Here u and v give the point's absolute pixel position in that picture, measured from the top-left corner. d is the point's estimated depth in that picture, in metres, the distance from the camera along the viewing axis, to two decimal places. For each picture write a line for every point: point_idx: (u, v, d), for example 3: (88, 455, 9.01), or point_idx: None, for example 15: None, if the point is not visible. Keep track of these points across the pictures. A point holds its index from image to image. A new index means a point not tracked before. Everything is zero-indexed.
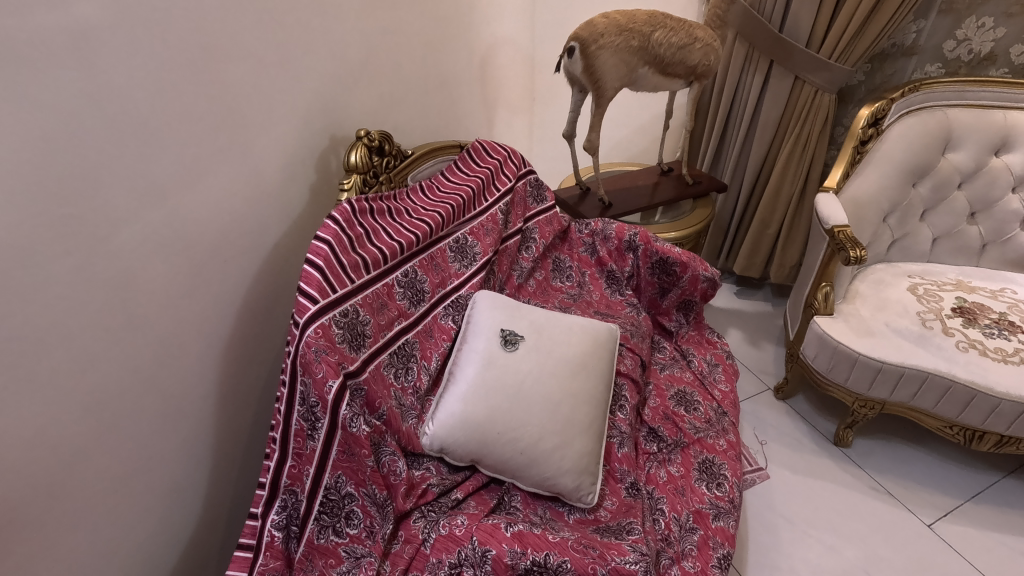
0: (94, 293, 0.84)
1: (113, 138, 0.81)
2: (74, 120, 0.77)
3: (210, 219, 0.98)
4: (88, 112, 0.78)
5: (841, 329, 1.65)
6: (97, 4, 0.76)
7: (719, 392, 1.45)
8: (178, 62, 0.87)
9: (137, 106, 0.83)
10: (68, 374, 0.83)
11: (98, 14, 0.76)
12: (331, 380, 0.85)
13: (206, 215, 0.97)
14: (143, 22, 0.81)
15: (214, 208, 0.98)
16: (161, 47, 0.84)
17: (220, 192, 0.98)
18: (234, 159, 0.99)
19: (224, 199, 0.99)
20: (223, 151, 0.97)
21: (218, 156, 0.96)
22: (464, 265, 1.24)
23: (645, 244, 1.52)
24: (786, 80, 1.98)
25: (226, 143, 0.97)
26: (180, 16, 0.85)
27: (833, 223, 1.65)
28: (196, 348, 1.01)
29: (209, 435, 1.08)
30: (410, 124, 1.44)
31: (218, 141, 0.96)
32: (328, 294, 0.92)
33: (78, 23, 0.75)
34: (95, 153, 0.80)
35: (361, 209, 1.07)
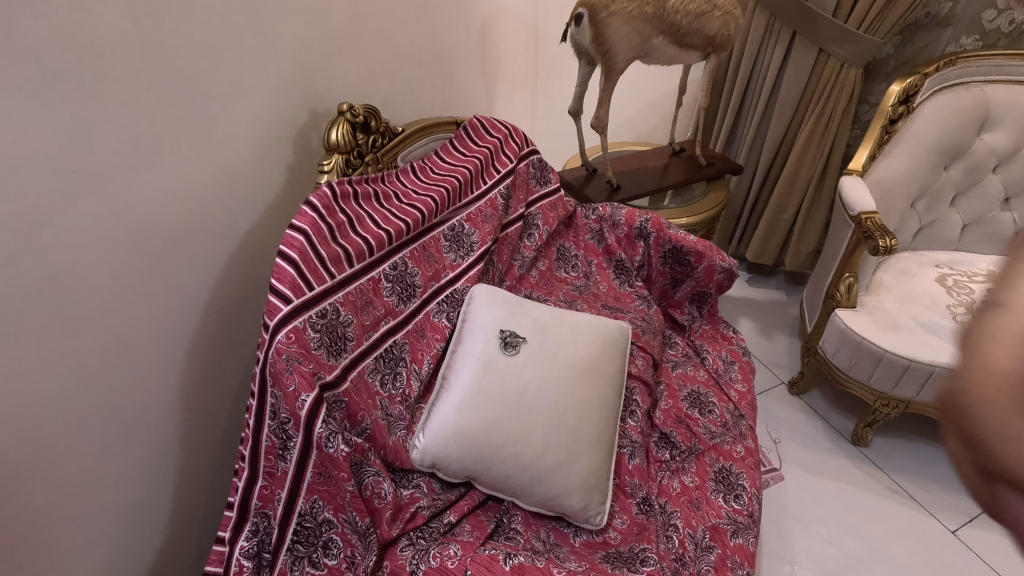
0: (25, 292, 0.72)
1: (45, 110, 0.69)
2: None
3: (169, 205, 0.85)
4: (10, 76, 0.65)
5: (865, 323, 1.54)
6: None
7: (735, 393, 1.34)
8: (122, 23, 0.73)
9: (75, 71, 0.70)
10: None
11: None
12: (304, 394, 0.74)
13: (165, 200, 0.84)
14: None
15: (174, 192, 0.85)
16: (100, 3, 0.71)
17: (180, 174, 0.85)
18: (198, 136, 0.86)
19: (186, 182, 0.86)
20: (183, 127, 0.84)
21: (178, 133, 0.83)
22: (460, 256, 1.12)
23: (657, 231, 1.41)
24: (809, 53, 1.84)
25: (187, 118, 0.84)
26: None
27: (859, 210, 1.53)
28: (154, 352, 0.89)
29: (174, 445, 0.97)
30: (401, 98, 1.30)
31: (178, 115, 0.83)
32: (303, 292, 0.81)
33: None
34: (17, 130, 0.67)
35: (343, 193, 0.95)
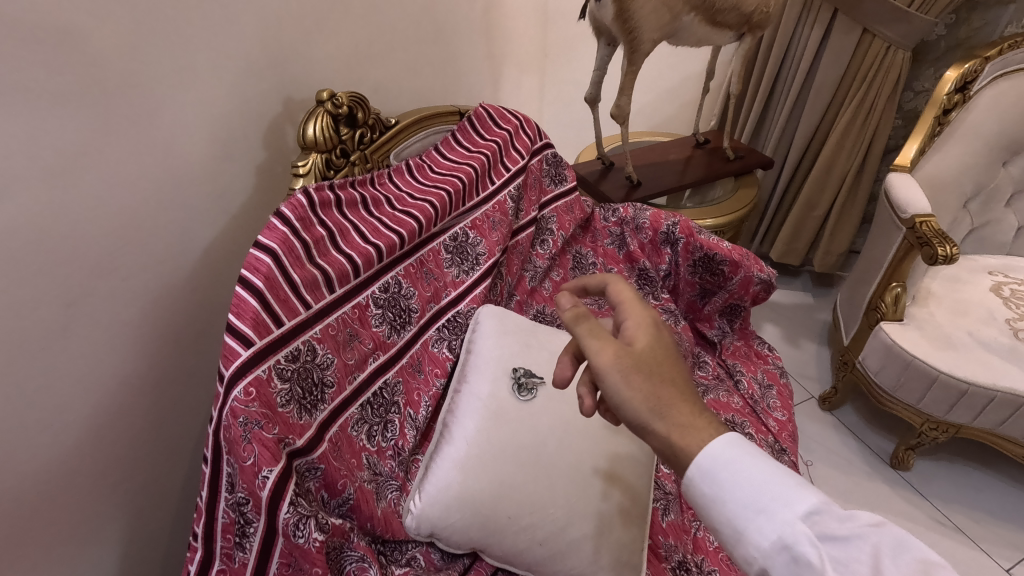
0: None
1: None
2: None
3: (100, 217, 0.67)
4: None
5: (916, 339, 1.38)
6: None
7: (774, 423, 1.18)
8: None
9: None
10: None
11: None
12: (265, 469, 0.58)
13: (94, 212, 0.66)
14: None
15: (106, 201, 0.67)
16: None
17: (114, 178, 0.67)
18: (135, 130, 0.68)
19: (122, 188, 0.69)
20: (115, 118, 0.66)
21: (109, 126, 0.66)
22: (464, 270, 0.96)
23: (687, 237, 1.24)
24: (851, 34, 1.65)
25: (120, 107, 0.66)
26: None
27: (912, 212, 1.36)
28: (91, 404, 0.71)
29: (122, 510, 0.79)
30: (394, 82, 1.12)
31: (105, 102, 0.65)
32: (268, 331, 0.64)
33: None
34: None
35: (322, 200, 0.77)
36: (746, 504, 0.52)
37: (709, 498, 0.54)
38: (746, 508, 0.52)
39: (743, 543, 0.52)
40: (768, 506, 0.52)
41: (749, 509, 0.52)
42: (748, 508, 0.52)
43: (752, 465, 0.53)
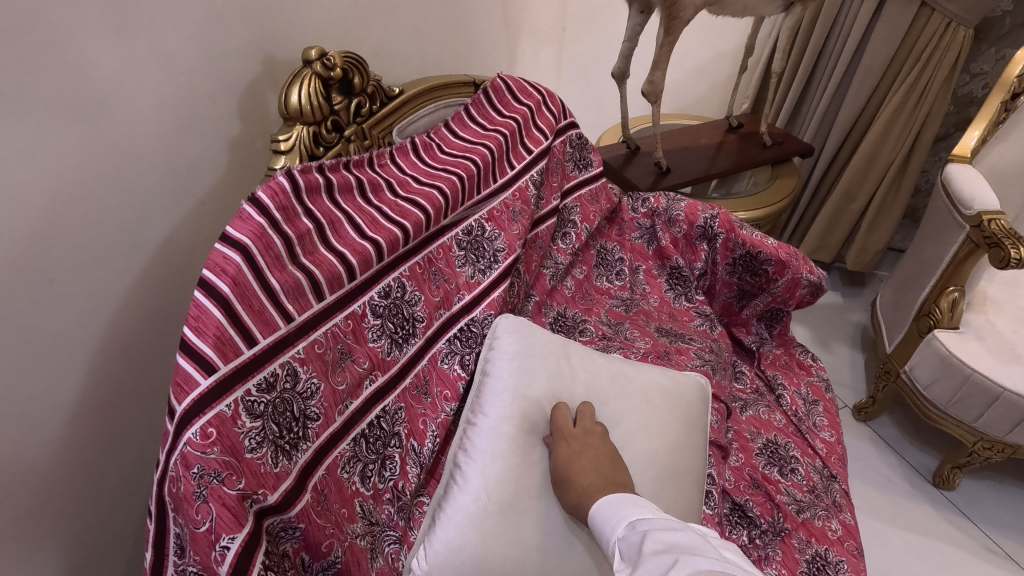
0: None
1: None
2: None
3: (18, 197, 0.53)
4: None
5: (975, 350, 1.24)
6: None
7: (823, 445, 1.05)
8: None
9: None
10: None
11: None
12: (226, 537, 0.45)
13: (9, 191, 0.52)
14: None
15: (26, 176, 0.53)
16: None
17: (34, 150, 0.53)
18: (59, 87, 0.54)
19: (46, 162, 0.54)
20: (29, 70, 0.51)
21: (22, 80, 0.51)
22: (479, 270, 0.82)
23: (727, 232, 1.10)
24: (907, 8, 1.49)
25: (42, 57, 0.52)
26: None
27: (979, 208, 1.21)
28: (19, 429, 0.58)
29: (64, 551, 0.66)
30: (397, 46, 0.97)
31: (20, 49, 0.50)
32: (235, 352, 0.50)
33: None
34: None
35: (309, 185, 0.62)
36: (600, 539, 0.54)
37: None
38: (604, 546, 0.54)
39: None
40: (606, 530, 0.53)
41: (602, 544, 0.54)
42: (598, 540, 0.54)
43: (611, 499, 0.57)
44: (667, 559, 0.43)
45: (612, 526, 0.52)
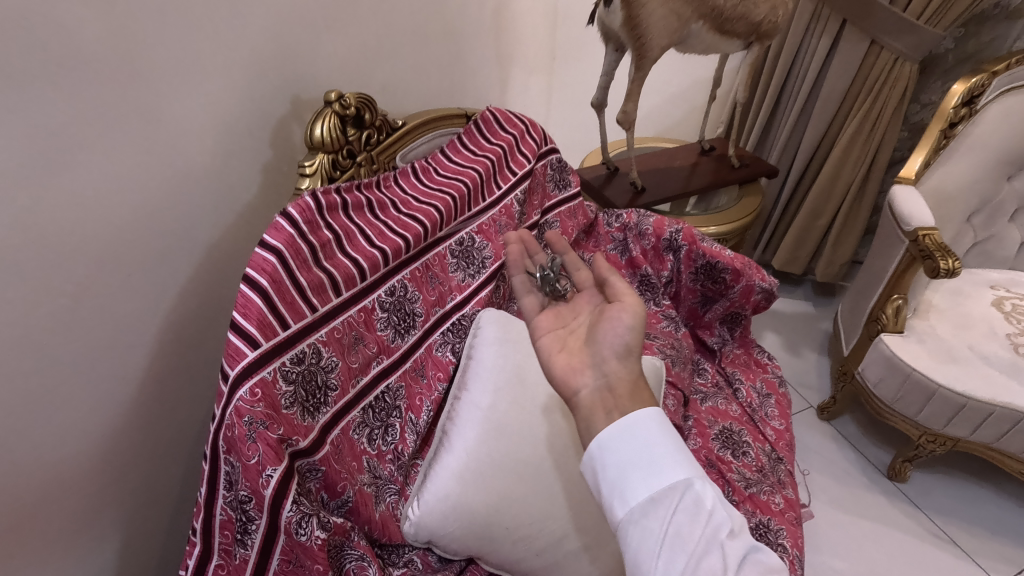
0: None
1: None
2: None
3: (106, 212, 0.68)
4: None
5: (916, 352, 1.38)
6: None
7: (772, 432, 1.18)
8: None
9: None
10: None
11: None
12: (269, 468, 0.59)
13: (99, 207, 0.67)
14: None
15: (113, 195, 0.68)
16: None
17: (120, 176, 0.68)
18: (137, 126, 0.68)
19: (128, 185, 0.69)
20: (119, 115, 0.66)
21: (113, 123, 0.66)
22: (469, 275, 0.97)
23: (689, 244, 1.24)
24: (859, 45, 1.65)
25: (128, 105, 0.67)
26: None
27: (916, 225, 1.36)
28: (98, 397, 0.72)
29: (123, 503, 0.80)
30: (400, 84, 1.13)
31: (114, 101, 0.66)
32: (274, 332, 0.65)
33: None
34: None
35: (329, 204, 0.77)
36: (620, 448, 0.57)
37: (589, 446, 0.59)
38: (617, 451, 0.56)
39: (601, 486, 0.57)
40: (649, 455, 0.55)
41: (617, 450, 0.56)
42: (628, 446, 0.56)
43: (643, 411, 0.59)
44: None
45: (655, 462, 0.55)
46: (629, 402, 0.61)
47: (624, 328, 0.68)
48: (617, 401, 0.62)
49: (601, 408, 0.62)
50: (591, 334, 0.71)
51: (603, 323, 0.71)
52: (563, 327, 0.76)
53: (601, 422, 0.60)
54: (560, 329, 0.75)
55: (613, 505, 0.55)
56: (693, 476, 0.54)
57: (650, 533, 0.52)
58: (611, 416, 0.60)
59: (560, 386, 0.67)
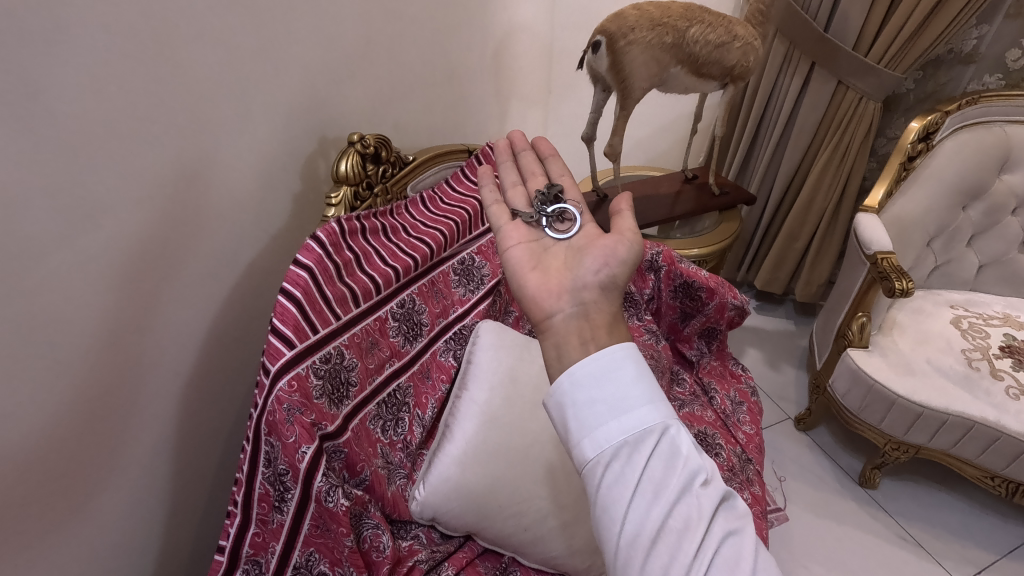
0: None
1: (24, 142, 0.64)
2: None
3: (170, 236, 0.84)
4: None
5: (878, 365, 1.51)
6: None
7: (743, 435, 1.30)
8: (141, 65, 0.73)
9: (95, 112, 0.70)
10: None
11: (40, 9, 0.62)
12: (304, 445, 0.72)
13: (165, 231, 0.83)
14: (94, 10, 0.67)
15: (176, 223, 0.84)
16: (124, 36, 0.70)
17: (183, 206, 0.84)
18: (197, 167, 0.84)
19: (188, 214, 0.85)
20: (184, 159, 0.82)
21: (179, 166, 0.82)
22: (469, 290, 1.10)
23: (669, 265, 1.38)
24: (827, 85, 1.80)
25: (192, 150, 0.83)
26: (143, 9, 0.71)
27: (875, 249, 1.50)
28: (153, 385, 0.88)
29: (166, 474, 0.96)
30: (411, 121, 1.29)
31: (181, 148, 0.81)
32: (306, 336, 0.78)
33: (18, 23, 0.61)
34: (36, 174, 0.66)
35: (350, 229, 0.91)
36: (594, 392, 0.60)
37: (558, 387, 0.62)
38: (591, 392, 0.60)
39: (572, 429, 0.60)
40: (625, 398, 0.59)
41: (592, 393, 0.60)
42: (610, 390, 0.60)
43: (617, 356, 0.62)
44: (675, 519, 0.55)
45: (636, 407, 0.59)
46: (606, 336, 0.67)
47: (614, 261, 0.73)
48: (593, 333, 0.67)
49: (577, 339, 0.67)
50: (575, 262, 0.77)
51: (591, 254, 0.76)
52: (536, 240, 0.84)
53: (576, 355, 0.65)
54: (532, 244, 0.83)
55: (586, 445, 0.58)
56: (669, 421, 0.59)
57: (626, 476, 0.56)
58: (587, 352, 0.65)
59: (532, 306, 0.74)
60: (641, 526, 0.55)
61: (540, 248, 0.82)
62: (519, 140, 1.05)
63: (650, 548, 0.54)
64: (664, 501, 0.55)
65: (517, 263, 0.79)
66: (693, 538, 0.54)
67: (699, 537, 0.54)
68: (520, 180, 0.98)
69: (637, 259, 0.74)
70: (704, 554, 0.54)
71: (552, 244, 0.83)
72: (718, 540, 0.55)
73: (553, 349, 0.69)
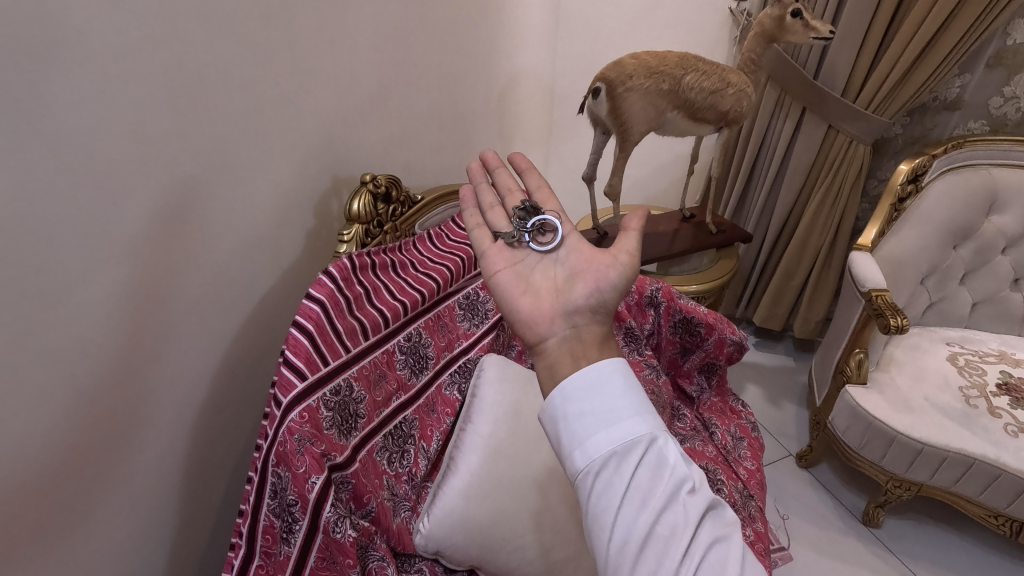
0: (29, 362, 0.70)
1: (63, 181, 0.68)
2: (15, 159, 0.63)
3: (191, 270, 0.87)
4: (33, 145, 0.65)
5: (877, 401, 1.52)
6: (93, 54, 0.68)
7: (745, 471, 1.30)
8: (173, 111, 0.79)
9: (131, 155, 0.75)
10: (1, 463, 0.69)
11: (90, 64, 0.68)
12: (314, 476, 0.73)
13: (186, 266, 0.87)
14: (135, 62, 0.72)
15: (197, 259, 0.88)
16: (159, 85, 0.76)
17: (204, 242, 0.88)
18: (218, 206, 0.89)
19: (207, 250, 0.89)
20: (206, 198, 0.87)
21: (201, 205, 0.86)
22: (474, 324, 1.13)
23: (668, 301, 1.42)
24: (818, 129, 1.87)
25: (214, 190, 0.88)
26: (178, 61, 0.77)
27: (870, 287, 1.54)
28: (167, 416, 0.91)
29: (174, 506, 0.97)
30: (419, 162, 1.35)
31: (205, 188, 0.86)
32: (317, 367, 0.80)
33: (69, 76, 0.66)
34: (75, 212, 0.70)
35: (361, 264, 0.94)
36: (585, 405, 0.62)
37: (550, 402, 0.65)
38: (581, 405, 0.62)
39: (564, 442, 0.62)
40: (613, 410, 0.61)
41: (582, 406, 0.62)
42: (599, 402, 0.62)
43: (606, 370, 0.64)
44: (661, 528, 0.56)
45: (625, 419, 0.60)
46: (597, 353, 0.70)
47: (606, 286, 0.74)
48: (585, 352, 0.70)
49: (569, 358, 0.70)
50: (565, 285, 0.78)
51: (582, 278, 0.77)
52: (520, 263, 0.83)
53: (568, 370, 0.68)
54: (517, 267, 0.83)
55: (577, 457, 0.60)
56: (656, 432, 0.60)
57: (614, 485, 0.57)
58: (578, 366, 0.68)
59: (526, 331, 0.75)
60: (629, 535, 0.55)
61: (526, 270, 0.83)
62: (492, 158, 1.03)
63: (639, 556, 0.55)
64: (650, 509, 0.56)
65: (507, 290, 0.79)
66: (679, 545, 0.55)
67: (685, 544, 0.55)
68: (498, 199, 0.96)
69: (627, 282, 0.75)
70: (691, 562, 0.55)
71: (537, 261, 0.84)
72: (704, 547, 0.56)
73: (547, 371, 0.71)
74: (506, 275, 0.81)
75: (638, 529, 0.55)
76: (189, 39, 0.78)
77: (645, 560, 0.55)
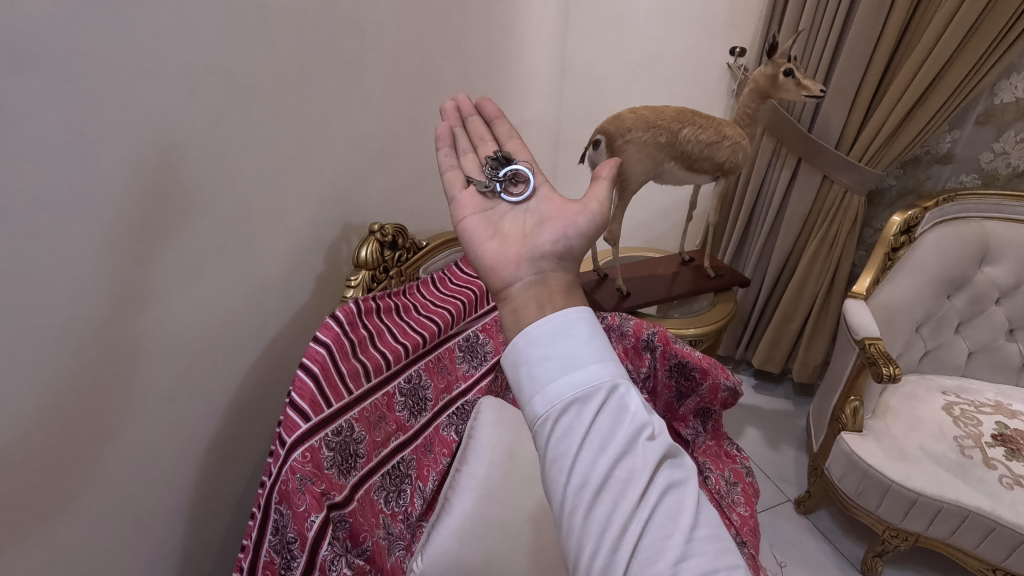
0: (57, 405, 0.75)
1: (99, 237, 0.75)
2: (57, 217, 0.70)
3: (206, 314, 0.93)
4: (75, 206, 0.71)
5: (872, 449, 1.54)
6: (135, 124, 0.75)
7: (738, 517, 1.31)
8: (200, 170, 0.85)
9: (162, 212, 0.81)
10: (24, 502, 0.73)
11: (131, 132, 0.75)
12: (313, 514, 0.77)
13: (203, 311, 0.92)
14: (170, 128, 0.80)
15: (212, 304, 0.94)
16: (190, 148, 0.83)
17: (220, 288, 0.94)
18: (235, 255, 0.95)
19: (222, 295, 0.95)
20: (223, 246, 0.93)
21: (219, 253, 0.92)
22: (473, 366, 1.18)
23: (664, 344, 1.47)
24: (813, 179, 1.93)
25: (231, 240, 0.94)
26: (207, 125, 0.85)
27: (863, 335, 1.57)
28: (177, 452, 0.95)
29: (177, 540, 1.00)
30: (427, 208, 1.42)
31: (223, 238, 0.92)
32: (320, 409, 0.84)
33: (112, 144, 0.73)
34: (106, 265, 0.76)
35: (366, 309, 0.98)
36: (549, 349, 0.62)
37: (513, 348, 0.65)
38: (544, 350, 0.62)
39: (525, 387, 0.62)
40: (577, 355, 0.61)
41: (545, 350, 0.62)
42: (563, 345, 0.62)
43: (572, 317, 0.64)
44: (620, 465, 0.56)
45: (590, 363, 0.61)
46: (562, 299, 0.70)
47: (575, 231, 0.77)
48: (551, 297, 0.70)
49: (535, 302, 0.70)
50: (534, 230, 0.79)
51: (551, 224, 0.79)
52: (489, 210, 0.85)
53: (533, 314, 0.68)
54: (487, 214, 0.84)
55: (537, 402, 0.60)
56: (618, 378, 0.61)
57: (575, 429, 0.58)
58: (543, 308, 0.68)
59: (492, 275, 0.75)
60: (587, 477, 0.56)
61: (495, 217, 0.84)
62: (464, 103, 1.03)
63: (595, 498, 0.55)
64: (610, 452, 0.57)
65: (475, 234, 0.80)
66: (637, 487, 0.56)
67: (642, 484, 0.56)
68: (471, 147, 0.97)
69: (594, 231, 0.78)
70: (648, 504, 0.56)
71: (507, 211, 0.85)
72: (661, 490, 0.57)
73: (510, 313, 0.71)
74: (474, 219, 0.82)
75: (598, 468, 0.56)
76: (218, 107, 0.86)
77: (603, 495, 0.55)
